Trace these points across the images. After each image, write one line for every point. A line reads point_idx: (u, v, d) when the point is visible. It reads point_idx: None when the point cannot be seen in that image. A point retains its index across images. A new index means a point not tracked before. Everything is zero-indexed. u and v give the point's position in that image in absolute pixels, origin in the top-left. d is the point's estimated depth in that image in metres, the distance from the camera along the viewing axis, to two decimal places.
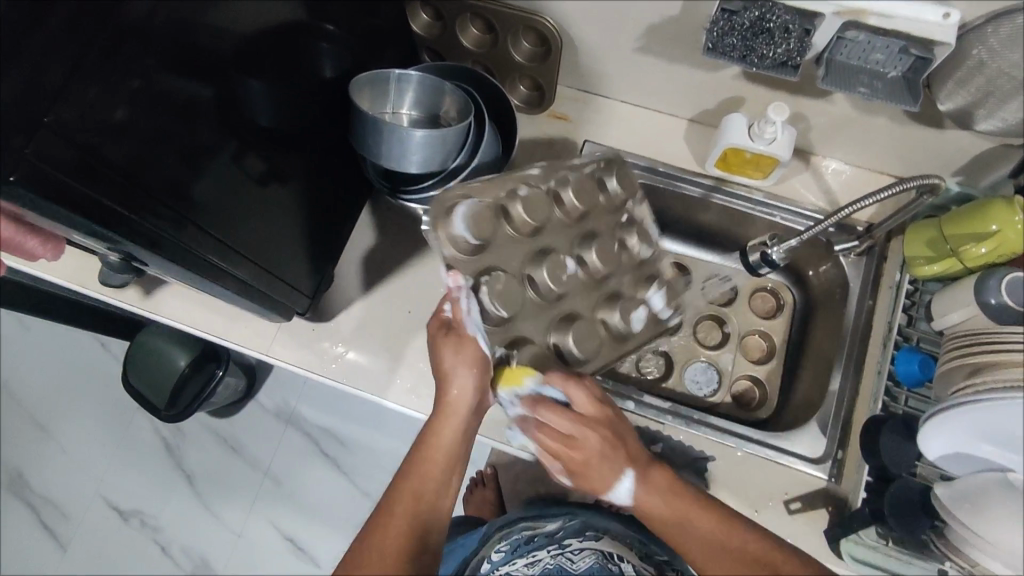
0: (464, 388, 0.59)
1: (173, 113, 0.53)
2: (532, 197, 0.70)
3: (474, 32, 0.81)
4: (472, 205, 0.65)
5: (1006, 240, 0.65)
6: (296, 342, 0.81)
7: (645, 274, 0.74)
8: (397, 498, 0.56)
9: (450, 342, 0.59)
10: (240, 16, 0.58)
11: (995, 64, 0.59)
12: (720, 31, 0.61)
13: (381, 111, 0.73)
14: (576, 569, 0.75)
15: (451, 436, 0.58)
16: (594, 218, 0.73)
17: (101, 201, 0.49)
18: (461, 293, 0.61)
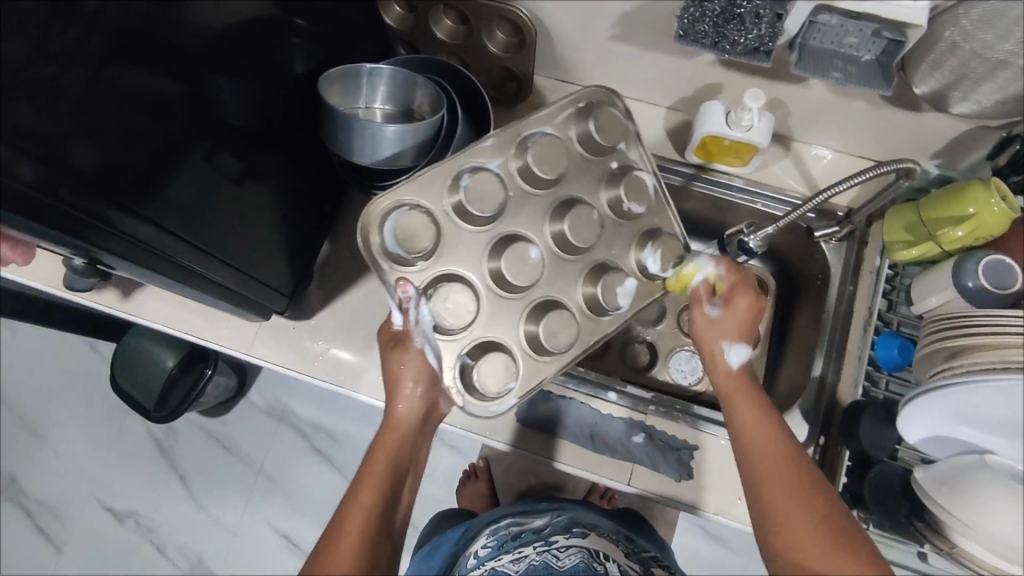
0: (408, 402, 0.60)
1: (136, 115, 0.52)
2: (482, 176, 0.66)
3: (448, 24, 0.80)
4: (406, 212, 0.63)
5: (983, 223, 0.64)
6: (278, 340, 0.80)
7: (639, 233, 0.69)
8: (344, 515, 0.55)
9: (397, 356, 0.60)
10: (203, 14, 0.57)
11: (967, 47, 0.58)
12: (692, 18, 0.60)
13: (353, 106, 0.72)
14: (562, 566, 0.74)
15: (400, 450, 0.59)
16: (569, 186, 0.69)
17: (70, 207, 0.48)
18: (413, 306, 0.61)
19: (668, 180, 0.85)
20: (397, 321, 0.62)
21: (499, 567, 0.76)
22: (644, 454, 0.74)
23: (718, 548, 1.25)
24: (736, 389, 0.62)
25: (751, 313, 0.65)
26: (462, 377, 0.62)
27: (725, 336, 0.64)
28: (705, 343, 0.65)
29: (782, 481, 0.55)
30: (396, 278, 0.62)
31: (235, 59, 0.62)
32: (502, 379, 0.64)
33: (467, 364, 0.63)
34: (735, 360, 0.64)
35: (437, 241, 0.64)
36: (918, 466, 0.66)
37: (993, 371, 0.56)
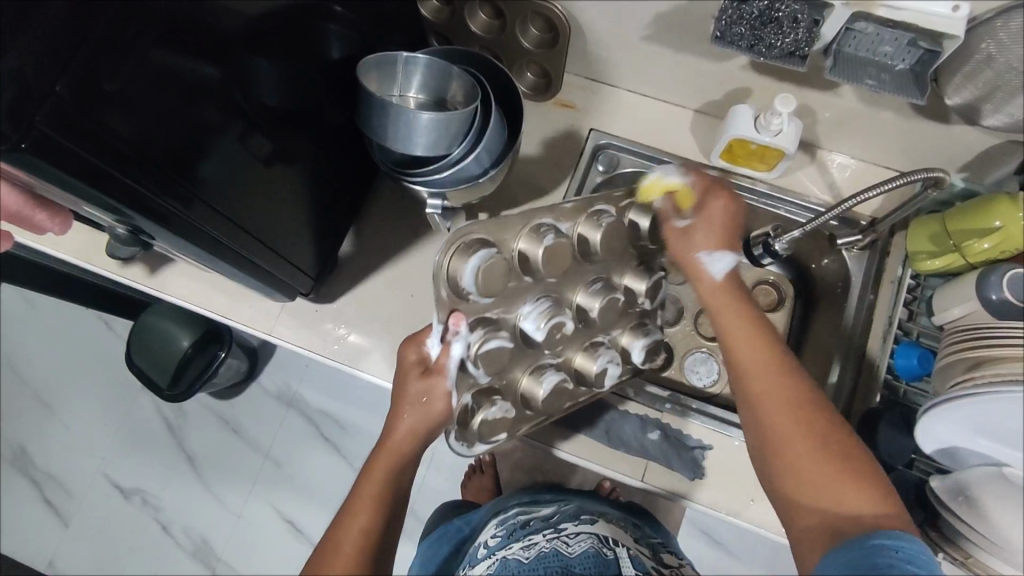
0: (411, 427, 0.59)
1: (179, 89, 0.54)
2: (556, 249, 0.65)
3: (482, 18, 0.81)
4: (489, 259, 0.60)
5: (1010, 236, 0.65)
6: (299, 322, 0.81)
7: (638, 322, 0.74)
8: (343, 531, 0.56)
9: (418, 383, 0.60)
10: None
11: (1003, 59, 0.59)
12: (729, 20, 0.61)
13: (388, 94, 0.73)
14: (571, 551, 0.72)
15: (396, 471, 0.59)
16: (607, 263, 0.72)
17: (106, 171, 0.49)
18: (456, 343, 0.60)
19: None
20: (433, 351, 0.61)
21: (509, 556, 0.75)
22: (657, 452, 0.75)
23: (721, 555, 1.25)
24: (719, 299, 0.64)
25: (728, 219, 0.67)
26: (461, 419, 0.63)
27: (705, 244, 0.66)
28: (685, 258, 0.66)
29: (771, 400, 0.57)
30: (449, 310, 0.60)
31: (275, 43, 0.63)
32: (497, 430, 0.65)
33: (472, 408, 0.64)
34: (718, 269, 0.65)
35: (495, 294, 0.63)
36: (932, 476, 0.66)
37: (1016, 381, 0.57)
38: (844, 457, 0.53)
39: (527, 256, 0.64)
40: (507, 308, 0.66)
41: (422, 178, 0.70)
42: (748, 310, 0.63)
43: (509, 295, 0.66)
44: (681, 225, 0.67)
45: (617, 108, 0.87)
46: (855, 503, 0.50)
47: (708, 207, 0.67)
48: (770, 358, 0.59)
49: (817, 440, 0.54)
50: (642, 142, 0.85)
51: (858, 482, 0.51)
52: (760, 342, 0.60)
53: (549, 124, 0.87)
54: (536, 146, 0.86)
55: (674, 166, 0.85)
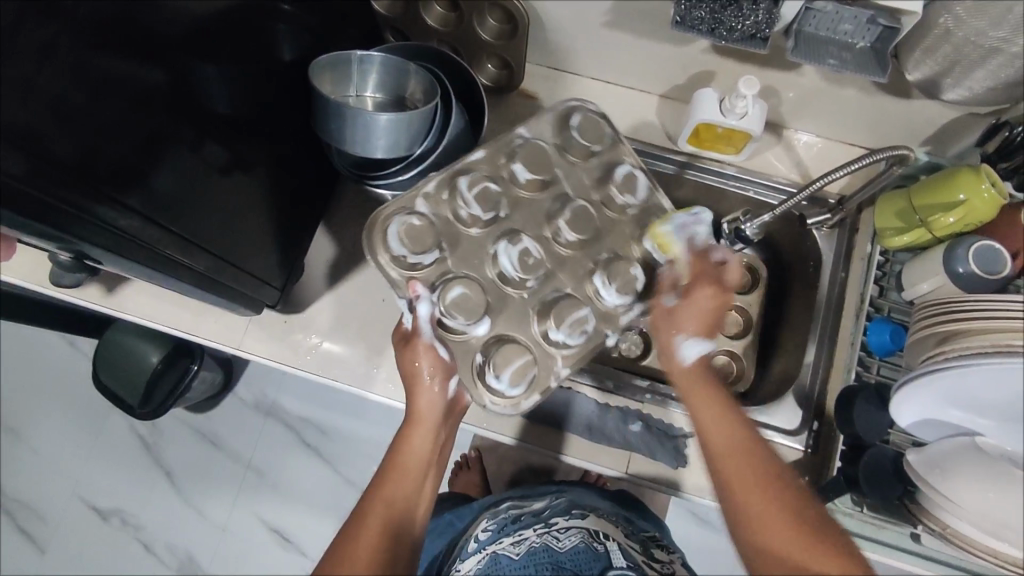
0: (428, 391, 0.61)
1: (120, 101, 0.51)
2: (483, 190, 0.68)
3: (437, 10, 0.78)
4: (407, 222, 0.65)
5: (973, 208, 0.65)
6: (267, 333, 0.79)
7: (639, 227, 0.70)
8: (370, 504, 0.58)
9: (406, 350, 0.61)
10: None
11: (961, 33, 0.59)
12: (688, 4, 0.59)
13: (344, 95, 0.70)
14: (563, 546, 0.73)
15: (422, 442, 0.61)
16: (561, 185, 0.71)
17: (35, 187, 0.46)
18: (422, 304, 0.62)
19: (661, 169, 0.84)
20: (406, 322, 0.63)
21: (499, 551, 0.75)
22: (638, 443, 0.74)
23: (709, 534, 1.27)
24: (699, 386, 0.60)
25: (717, 309, 0.62)
26: (478, 376, 0.62)
27: (684, 325, 0.62)
28: (661, 337, 0.63)
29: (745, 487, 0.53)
30: (405, 283, 0.64)
31: (228, 46, 0.62)
32: (526, 370, 0.63)
33: (484, 363, 0.63)
34: (691, 353, 0.61)
35: (434, 246, 0.65)
36: (911, 449, 0.66)
37: (984, 353, 0.57)
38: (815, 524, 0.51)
39: (461, 215, 0.67)
40: (470, 263, 0.68)
41: (383, 181, 0.68)
42: (727, 405, 0.58)
43: (459, 247, 0.68)
44: (671, 303, 0.63)
45: (581, 97, 0.86)
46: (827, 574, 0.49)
47: (694, 292, 0.63)
48: (721, 446, 0.56)
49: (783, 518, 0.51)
50: None
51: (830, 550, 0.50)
52: (727, 420, 0.57)
53: (513, 117, 0.85)
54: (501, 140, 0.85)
55: (642, 151, 0.84)
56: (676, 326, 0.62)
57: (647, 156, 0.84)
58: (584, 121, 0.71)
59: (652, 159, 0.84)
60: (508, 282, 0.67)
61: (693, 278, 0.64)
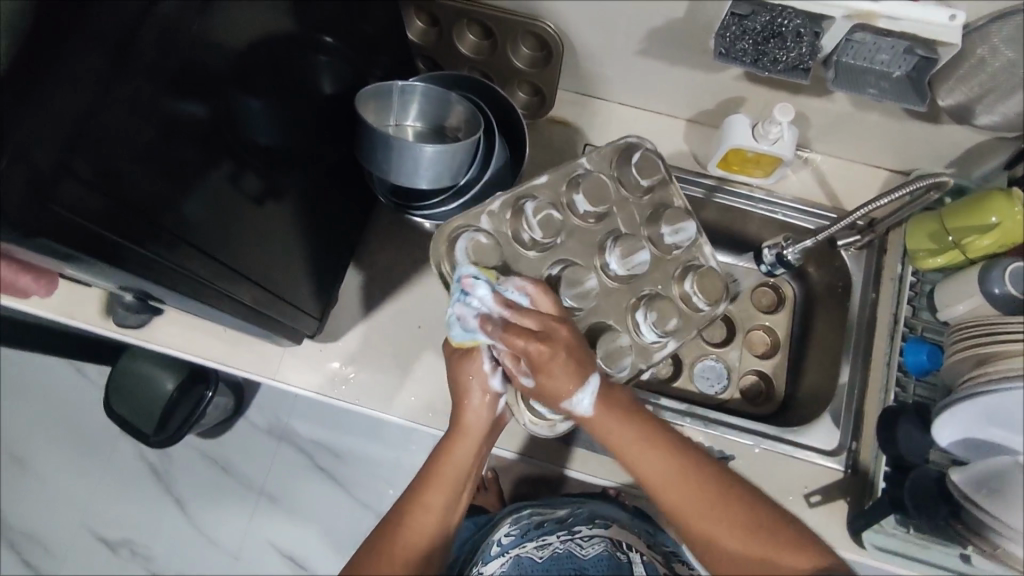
0: (478, 410, 0.64)
1: (177, 139, 0.49)
2: (547, 217, 0.70)
3: (470, 38, 0.79)
4: (475, 239, 0.66)
5: (1006, 231, 0.67)
6: (303, 363, 0.78)
7: (683, 265, 0.73)
8: (409, 511, 0.62)
9: (464, 365, 0.64)
10: (238, 31, 0.53)
11: (995, 63, 0.60)
12: (732, 36, 0.61)
13: (384, 124, 0.70)
14: (586, 554, 0.72)
15: (465, 457, 0.64)
16: (613, 220, 0.73)
17: (101, 234, 0.44)
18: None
19: (690, 193, 0.85)
20: None
21: (523, 554, 0.77)
22: None
23: None
24: (608, 420, 0.60)
25: (574, 337, 0.59)
26: (523, 399, 0.68)
27: (564, 389, 0.58)
28: (551, 395, 0.59)
29: (692, 499, 0.57)
30: None
31: (265, 74, 0.59)
32: None
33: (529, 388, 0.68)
34: (585, 407, 0.59)
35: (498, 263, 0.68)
36: (952, 469, 0.67)
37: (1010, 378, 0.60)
38: (772, 528, 0.55)
39: (524, 238, 0.69)
40: None
41: (427, 211, 0.68)
42: (632, 416, 0.60)
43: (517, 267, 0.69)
44: (530, 383, 0.60)
45: (609, 122, 0.87)
46: (794, 563, 0.53)
47: (538, 358, 0.57)
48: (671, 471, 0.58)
49: (744, 526, 0.55)
50: None
51: (795, 544, 0.54)
52: (652, 442, 0.59)
53: (542, 141, 0.86)
54: (532, 164, 0.85)
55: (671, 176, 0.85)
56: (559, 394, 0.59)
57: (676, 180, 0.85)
58: (643, 158, 0.72)
59: (680, 183, 0.85)
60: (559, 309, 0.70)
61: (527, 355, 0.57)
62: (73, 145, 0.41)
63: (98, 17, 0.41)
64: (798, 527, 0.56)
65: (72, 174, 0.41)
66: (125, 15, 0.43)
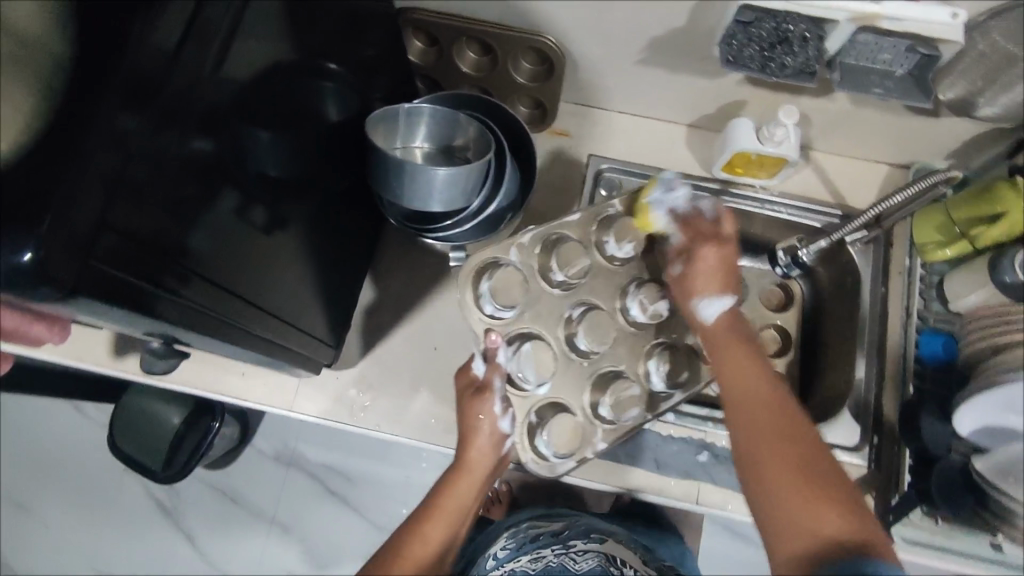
0: (483, 446, 0.67)
1: (191, 176, 0.49)
2: (573, 257, 0.74)
3: (470, 56, 0.79)
4: (496, 277, 0.72)
5: (1012, 221, 0.67)
6: (321, 392, 0.77)
7: None
8: (409, 540, 0.64)
9: (475, 401, 0.67)
10: (248, 61, 0.52)
11: (995, 57, 0.61)
12: (738, 45, 0.62)
13: (392, 147, 0.69)
14: (579, 569, 0.82)
15: (467, 492, 0.66)
16: (638, 264, 0.76)
17: (138, 286, 0.44)
18: (500, 356, 0.69)
19: (697, 197, 0.85)
20: (478, 369, 0.69)
21: (518, 569, 0.83)
22: (707, 473, 0.73)
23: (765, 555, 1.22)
24: (719, 337, 0.66)
25: (718, 264, 0.69)
26: (529, 436, 0.69)
27: (704, 290, 0.68)
28: (682, 304, 0.70)
29: (763, 435, 0.57)
30: (486, 332, 0.70)
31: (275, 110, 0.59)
32: (564, 441, 0.70)
33: (538, 424, 0.70)
34: (710, 315, 0.68)
35: (519, 304, 0.73)
36: (975, 456, 0.65)
37: None
38: (833, 489, 0.52)
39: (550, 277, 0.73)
40: (541, 321, 0.73)
41: (442, 233, 0.68)
42: (743, 341, 0.65)
43: (538, 305, 0.74)
44: (676, 274, 0.71)
45: (610, 131, 0.87)
46: (820, 531, 0.50)
47: (698, 253, 0.69)
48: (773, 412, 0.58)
49: (806, 477, 0.53)
50: (640, 163, 0.85)
51: (848, 511, 0.51)
52: (755, 365, 0.62)
53: (546, 154, 0.86)
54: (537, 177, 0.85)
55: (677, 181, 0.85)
56: (695, 290, 0.69)
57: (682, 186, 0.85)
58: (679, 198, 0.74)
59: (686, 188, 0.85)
60: (575, 349, 0.73)
61: (687, 232, 0.71)
62: (109, 197, 0.41)
63: (125, 63, 0.41)
64: (858, 498, 0.53)
65: (110, 226, 0.41)
66: (154, 67, 0.43)
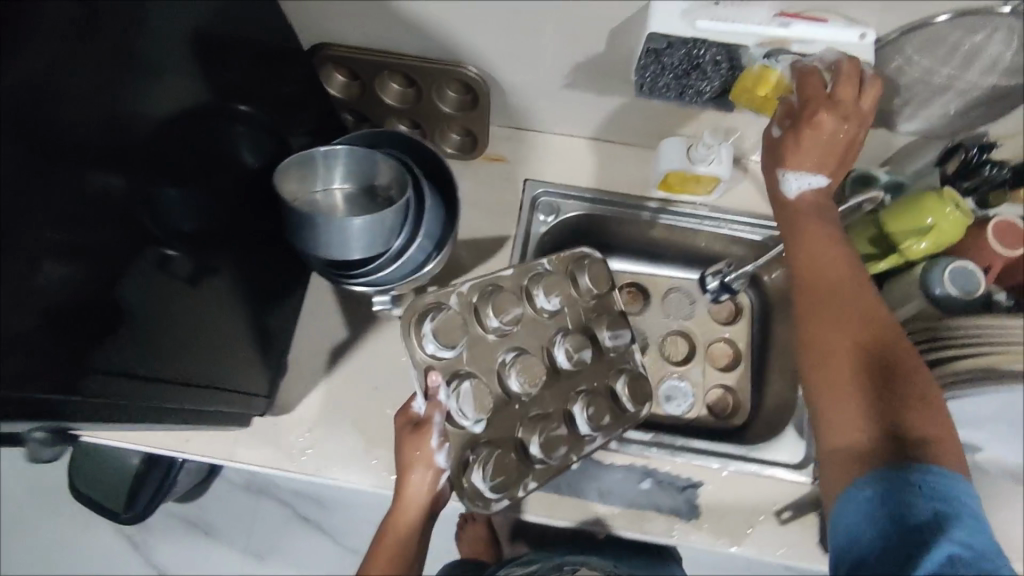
0: (418, 482, 0.65)
1: (94, 214, 0.46)
2: (508, 306, 0.74)
3: (394, 88, 0.78)
4: (438, 316, 0.70)
5: (941, 232, 0.67)
6: (260, 439, 0.75)
7: (614, 367, 0.75)
8: None
9: (412, 439, 0.65)
10: (158, 99, 0.52)
11: (910, 73, 0.61)
12: (653, 74, 0.61)
13: (311, 190, 0.68)
14: None
15: (409, 530, 0.64)
16: (562, 320, 0.77)
17: (30, 364, 0.42)
18: (441, 394, 0.67)
19: (637, 216, 0.84)
20: (416, 406, 0.67)
21: None
22: (651, 500, 0.74)
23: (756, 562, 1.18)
24: (806, 212, 0.58)
25: (846, 132, 0.54)
26: (463, 473, 0.67)
27: (800, 164, 0.56)
28: (766, 166, 0.59)
29: (830, 330, 0.54)
30: (425, 369, 0.69)
31: (196, 164, 0.58)
32: (495, 478, 0.68)
33: (470, 462, 0.67)
34: (795, 190, 0.58)
35: (457, 345, 0.71)
36: None
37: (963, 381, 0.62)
38: (895, 382, 0.51)
39: (483, 322, 0.73)
40: (475, 362, 0.73)
41: (362, 278, 0.66)
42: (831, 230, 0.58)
43: (475, 349, 0.73)
44: (775, 134, 0.58)
45: (546, 153, 0.86)
46: (837, 437, 0.51)
47: (808, 116, 0.54)
48: (845, 309, 0.54)
49: (858, 378, 0.51)
50: (581, 186, 0.85)
51: (913, 405, 0.50)
52: (835, 255, 0.56)
53: (481, 181, 0.85)
54: (473, 205, 0.84)
55: (615, 202, 0.84)
56: (781, 160, 0.57)
57: (621, 206, 0.84)
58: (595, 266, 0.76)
59: (625, 209, 0.84)
60: (508, 393, 0.73)
61: (803, 91, 0.55)
62: None
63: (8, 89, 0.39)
64: (928, 391, 0.51)
65: None
66: (44, 96, 0.41)
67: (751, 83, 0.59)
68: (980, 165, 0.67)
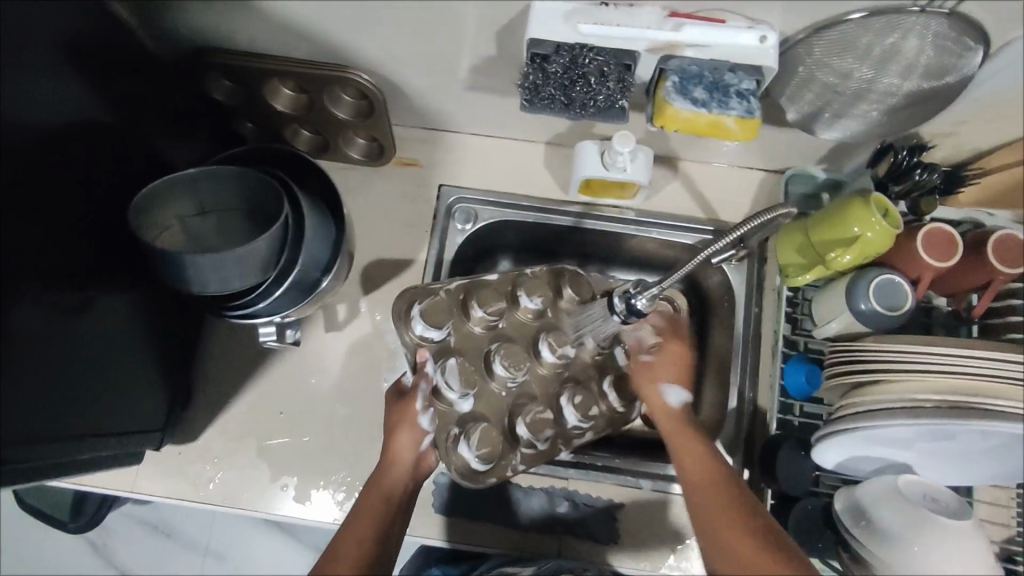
0: (406, 441, 0.62)
1: None
2: (495, 299, 0.69)
3: (287, 93, 0.72)
4: (427, 301, 0.67)
5: (867, 243, 0.62)
6: (162, 471, 0.72)
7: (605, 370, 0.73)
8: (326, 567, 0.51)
9: (397, 405, 0.64)
10: (26, 113, 0.48)
11: (824, 75, 0.55)
12: (535, 84, 0.55)
13: (183, 211, 0.64)
14: None
15: (396, 484, 0.59)
16: (546, 324, 0.73)
17: None
18: (430, 368, 0.66)
19: (557, 223, 0.79)
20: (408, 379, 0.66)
21: None
22: (569, 525, 0.71)
23: None
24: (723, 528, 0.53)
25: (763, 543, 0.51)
26: (450, 445, 0.64)
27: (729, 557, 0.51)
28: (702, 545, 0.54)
29: None
30: (415, 349, 0.67)
31: (69, 192, 0.54)
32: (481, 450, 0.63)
33: (459, 435, 0.64)
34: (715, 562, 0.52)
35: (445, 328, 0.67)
36: (841, 497, 0.65)
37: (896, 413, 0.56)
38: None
39: (470, 315, 0.69)
40: (459, 349, 0.69)
41: (243, 306, 0.63)
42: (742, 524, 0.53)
43: (461, 338, 0.69)
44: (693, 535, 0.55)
45: (463, 156, 0.81)
46: None
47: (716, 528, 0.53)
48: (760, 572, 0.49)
49: None
50: (501, 191, 0.80)
51: None
52: (748, 544, 0.51)
53: (393, 189, 0.80)
54: (386, 215, 0.79)
55: (536, 209, 0.79)
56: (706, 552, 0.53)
57: (543, 213, 0.79)
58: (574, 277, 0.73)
59: (547, 215, 0.79)
60: (494, 380, 0.68)
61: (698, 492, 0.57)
62: None
63: None
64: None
65: None
66: None
67: (654, 106, 0.57)
68: (910, 169, 0.64)
